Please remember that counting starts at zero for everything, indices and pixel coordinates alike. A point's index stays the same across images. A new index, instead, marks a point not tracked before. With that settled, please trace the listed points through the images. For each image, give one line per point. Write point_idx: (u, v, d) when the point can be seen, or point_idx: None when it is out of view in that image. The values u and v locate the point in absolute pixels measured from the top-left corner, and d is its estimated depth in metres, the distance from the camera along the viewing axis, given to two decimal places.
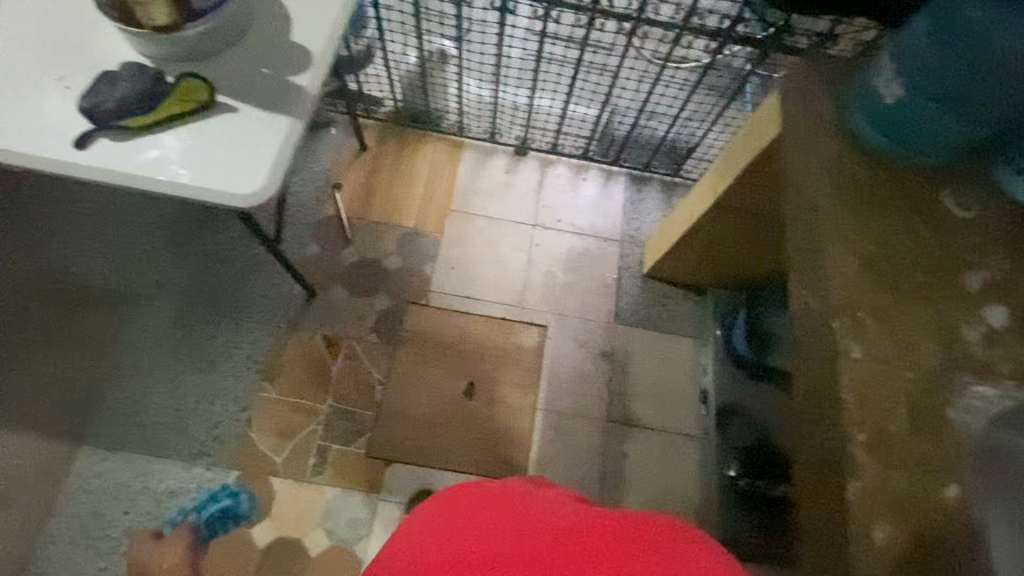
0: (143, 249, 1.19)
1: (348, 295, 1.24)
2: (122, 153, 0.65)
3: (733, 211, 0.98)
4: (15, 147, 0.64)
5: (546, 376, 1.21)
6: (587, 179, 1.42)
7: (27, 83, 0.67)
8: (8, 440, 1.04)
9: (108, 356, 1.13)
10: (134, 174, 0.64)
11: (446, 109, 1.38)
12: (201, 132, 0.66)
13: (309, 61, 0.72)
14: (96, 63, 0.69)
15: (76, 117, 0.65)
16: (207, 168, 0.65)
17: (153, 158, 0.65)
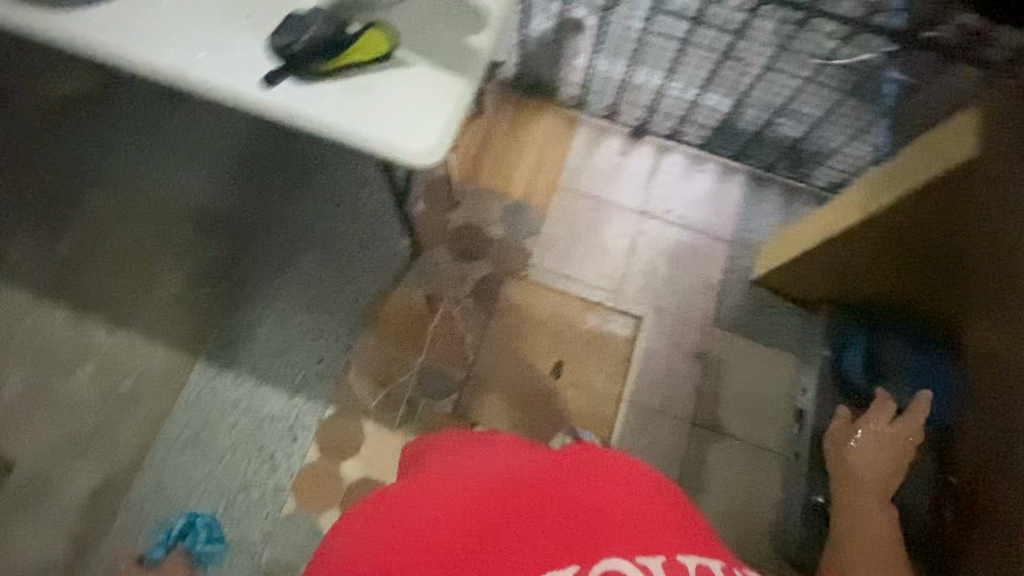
0: (273, 186, 1.30)
1: (451, 257, 1.26)
2: (305, 97, 0.66)
3: (880, 229, 0.96)
4: (210, 80, 0.66)
5: (636, 367, 1.19)
6: (703, 171, 1.36)
7: (220, 16, 0.69)
8: (146, 344, 1.16)
9: (230, 281, 1.21)
10: (317, 119, 0.66)
11: (570, 82, 1.34)
12: (381, 84, 0.67)
13: (486, 21, 0.71)
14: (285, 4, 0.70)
15: (265, 57, 0.67)
16: (384, 122, 0.66)
17: (333, 105, 0.66)
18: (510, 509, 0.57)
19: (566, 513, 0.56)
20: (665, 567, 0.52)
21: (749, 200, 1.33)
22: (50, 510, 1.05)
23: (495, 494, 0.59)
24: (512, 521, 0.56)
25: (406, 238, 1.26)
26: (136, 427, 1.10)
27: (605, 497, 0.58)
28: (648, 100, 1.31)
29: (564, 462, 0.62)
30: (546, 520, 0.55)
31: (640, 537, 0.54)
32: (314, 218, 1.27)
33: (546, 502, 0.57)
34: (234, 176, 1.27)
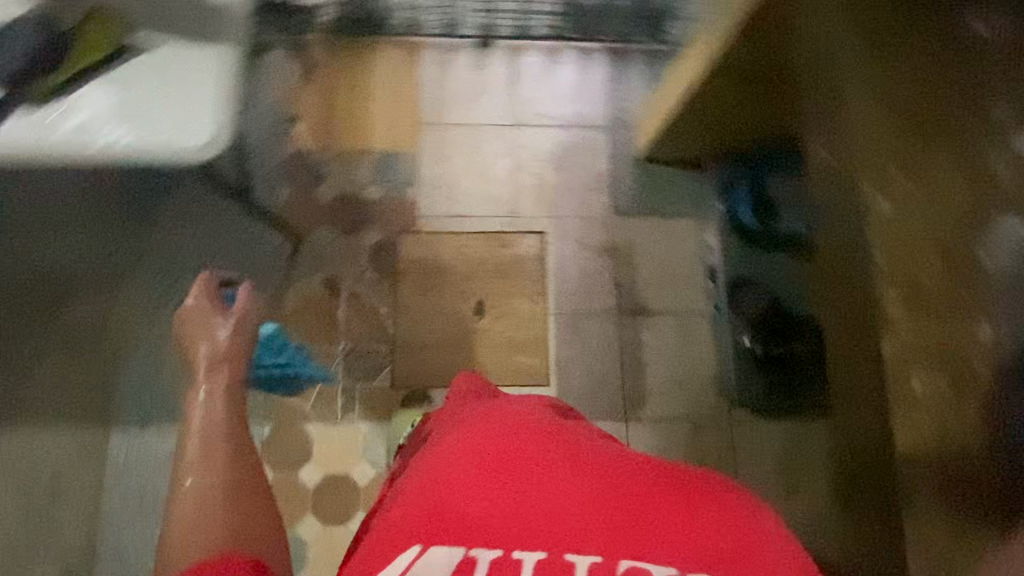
0: (113, 228, 1.17)
1: (335, 236, 1.20)
2: (47, 123, 0.75)
3: (727, 82, 0.95)
4: None
5: (553, 277, 1.19)
6: (562, 62, 1.29)
7: None
8: (38, 435, 1.06)
9: (115, 335, 1.13)
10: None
11: (438, 20, 1.25)
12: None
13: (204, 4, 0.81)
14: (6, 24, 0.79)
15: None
16: (142, 116, 0.76)
17: (84, 119, 0.75)
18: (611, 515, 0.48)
19: (708, 551, 0.47)
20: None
21: (613, 77, 1.29)
22: None
23: (610, 507, 0.49)
24: (606, 514, 0.48)
25: (281, 231, 1.18)
26: (77, 509, 1.06)
27: (766, 527, 0.50)
28: (440, 9, 1.24)
29: (668, 473, 0.53)
30: (666, 523, 0.48)
31: None
32: (174, 241, 1.17)
33: (663, 521, 0.48)
34: (89, 206, 1.16)
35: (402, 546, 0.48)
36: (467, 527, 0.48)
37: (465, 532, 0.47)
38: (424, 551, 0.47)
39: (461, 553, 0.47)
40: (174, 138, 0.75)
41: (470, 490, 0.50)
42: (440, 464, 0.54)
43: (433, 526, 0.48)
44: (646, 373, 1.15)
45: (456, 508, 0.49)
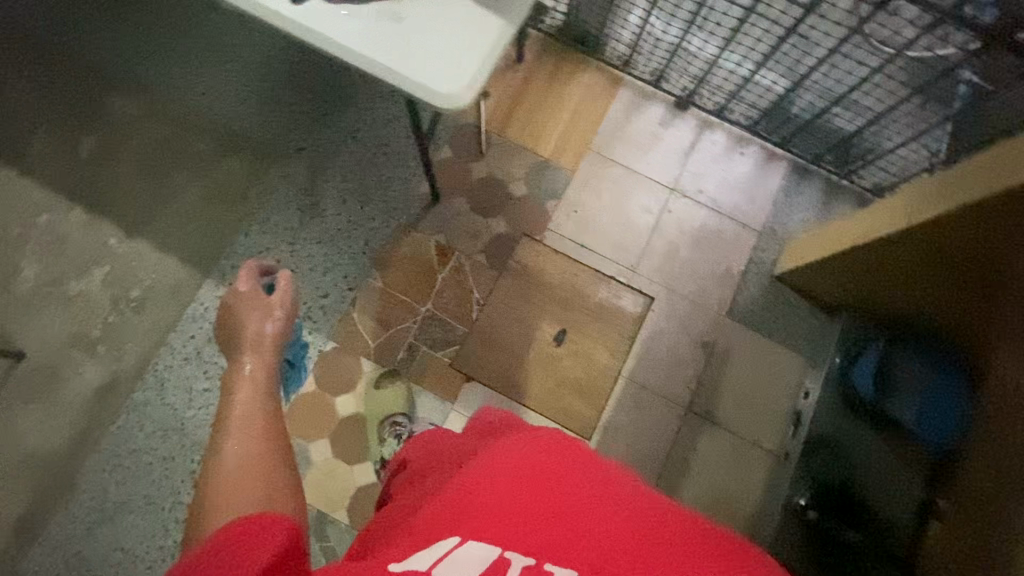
0: (291, 113, 1.24)
1: (468, 209, 1.22)
2: (342, 26, 0.83)
3: (907, 245, 0.91)
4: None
5: (643, 344, 1.17)
6: (743, 153, 1.29)
7: None
8: (153, 254, 1.16)
9: (246, 201, 1.20)
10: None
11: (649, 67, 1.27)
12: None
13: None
14: None
15: None
16: (415, 55, 0.83)
17: (369, 39, 0.82)
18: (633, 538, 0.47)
19: None
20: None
21: (786, 191, 1.27)
22: (56, 401, 1.09)
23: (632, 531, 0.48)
24: (632, 536, 0.48)
25: (425, 183, 1.23)
26: (142, 332, 1.12)
27: None
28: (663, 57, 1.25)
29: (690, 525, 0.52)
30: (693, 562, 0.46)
31: None
32: (335, 146, 1.24)
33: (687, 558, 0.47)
34: (284, 84, 1.25)
35: (438, 538, 0.47)
36: (489, 524, 0.47)
37: (489, 531, 0.47)
38: (462, 543, 0.45)
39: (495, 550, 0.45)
40: (437, 86, 0.82)
41: (496, 492, 0.51)
42: (473, 470, 0.55)
43: (462, 519, 0.48)
44: (687, 478, 1.11)
45: (488, 506, 0.49)
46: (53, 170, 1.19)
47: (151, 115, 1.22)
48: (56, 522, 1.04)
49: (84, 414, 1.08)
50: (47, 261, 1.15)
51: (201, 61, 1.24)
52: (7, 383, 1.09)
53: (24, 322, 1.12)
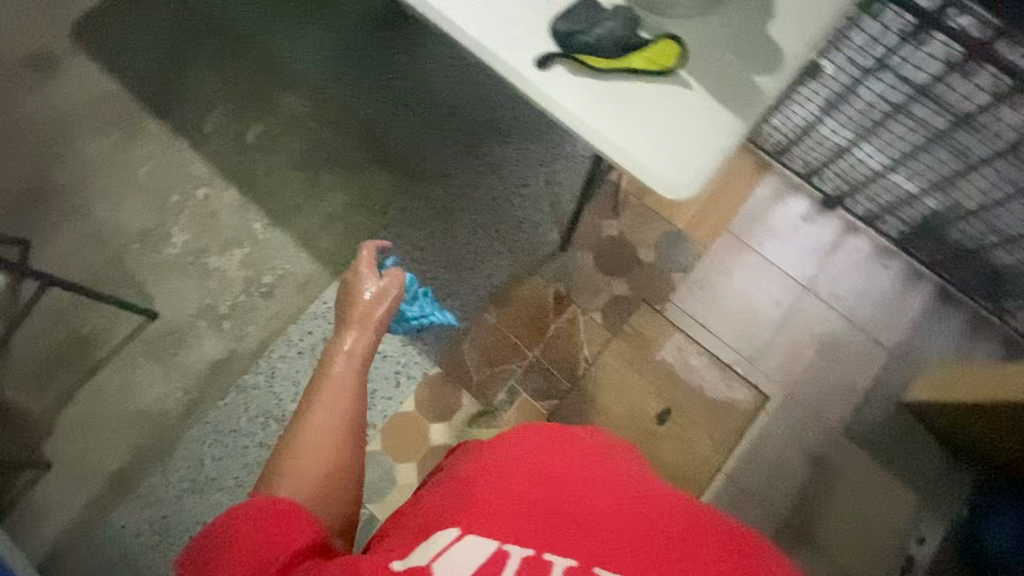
0: (442, 139, 1.27)
1: (594, 265, 1.21)
2: (554, 84, 0.63)
3: None
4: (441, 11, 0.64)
5: (748, 443, 1.12)
6: (886, 266, 1.23)
7: None
8: (291, 247, 1.21)
9: (384, 214, 1.24)
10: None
11: (804, 162, 1.23)
12: (708, 27, 0.65)
13: (759, 58, 0.64)
14: None
15: (527, 24, 0.64)
16: (638, 135, 0.62)
17: (585, 108, 0.62)
18: (647, 537, 0.45)
19: None
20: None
21: (926, 313, 1.20)
22: (174, 366, 1.13)
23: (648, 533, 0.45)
24: (651, 541, 0.45)
25: (556, 232, 1.23)
26: (265, 319, 1.16)
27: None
28: (823, 154, 1.19)
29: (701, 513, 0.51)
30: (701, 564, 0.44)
31: None
32: (478, 175, 1.26)
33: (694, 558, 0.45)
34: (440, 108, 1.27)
35: (437, 529, 0.44)
36: (492, 516, 0.44)
37: (490, 519, 0.44)
38: (461, 537, 0.42)
39: (495, 545, 0.42)
40: (653, 179, 0.61)
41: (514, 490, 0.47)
42: (487, 466, 0.51)
43: (477, 516, 0.44)
44: None
45: (494, 499, 0.46)
46: (218, 149, 1.27)
47: (314, 114, 1.28)
48: (151, 482, 1.08)
49: (197, 385, 1.13)
50: (197, 232, 1.22)
51: (367, 71, 1.29)
52: (135, 339, 1.15)
53: (161, 285, 1.18)
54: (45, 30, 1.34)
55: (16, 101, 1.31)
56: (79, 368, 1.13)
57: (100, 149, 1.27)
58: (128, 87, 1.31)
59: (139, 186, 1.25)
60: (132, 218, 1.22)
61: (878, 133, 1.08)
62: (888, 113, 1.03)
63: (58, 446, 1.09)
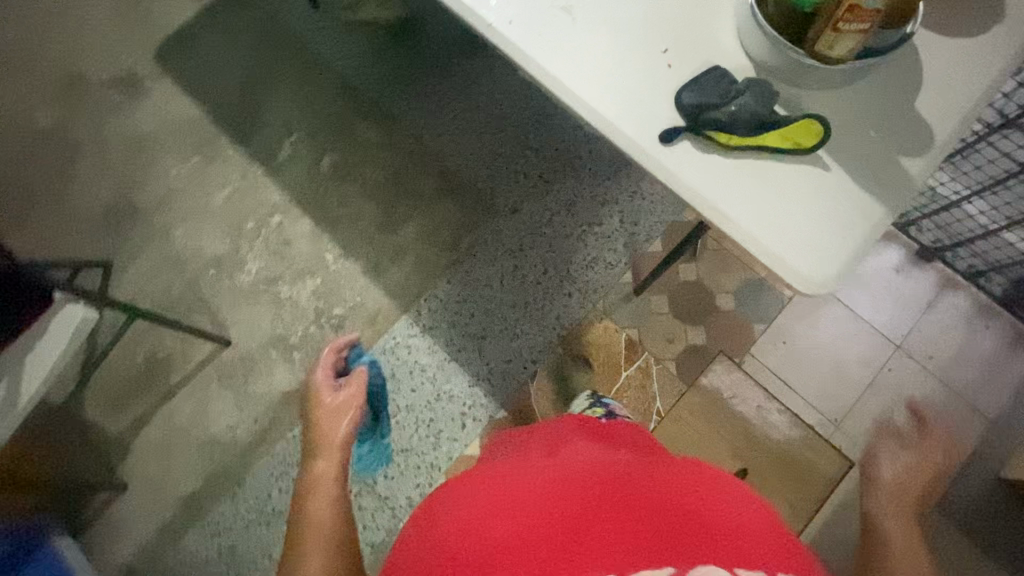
0: (515, 173, 1.26)
1: (668, 312, 1.17)
2: (681, 161, 0.59)
3: None
4: (563, 82, 0.62)
5: (829, 510, 1.06)
6: (988, 327, 1.14)
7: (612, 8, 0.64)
8: (361, 278, 1.21)
9: (454, 248, 1.22)
10: (596, 66, 0.63)
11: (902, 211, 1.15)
12: (852, 107, 0.60)
13: (906, 138, 0.59)
14: (704, 42, 0.63)
15: (651, 96, 0.62)
16: (772, 221, 0.58)
17: (714, 189, 0.58)
18: (535, 516, 0.43)
19: (638, 529, 0.42)
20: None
21: None
22: (245, 394, 1.15)
23: (542, 515, 0.43)
24: (544, 524, 0.43)
25: (630, 274, 1.19)
26: None
27: (704, 503, 0.46)
28: (925, 206, 1.11)
29: (621, 466, 0.50)
30: (599, 521, 0.43)
31: (743, 548, 0.42)
32: (548, 215, 1.23)
33: (586, 512, 0.43)
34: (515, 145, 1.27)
35: None
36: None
37: None
38: None
39: None
40: (786, 269, 0.57)
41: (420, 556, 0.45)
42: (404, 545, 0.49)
43: None
44: None
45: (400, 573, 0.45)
46: (292, 176, 1.28)
47: (387, 145, 1.29)
48: (221, 510, 1.10)
49: (266, 414, 1.14)
50: (270, 259, 1.23)
51: (442, 106, 1.30)
52: (208, 364, 1.16)
53: (235, 312, 1.20)
54: (132, 53, 1.38)
55: (101, 121, 1.34)
56: (155, 392, 1.15)
57: (180, 173, 1.29)
58: (207, 111, 1.33)
59: (215, 212, 1.26)
60: (208, 243, 1.24)
61: (995, 188, 1.01)
62: (1010, 173, 0.96)
63: (134, 467, 1.12)
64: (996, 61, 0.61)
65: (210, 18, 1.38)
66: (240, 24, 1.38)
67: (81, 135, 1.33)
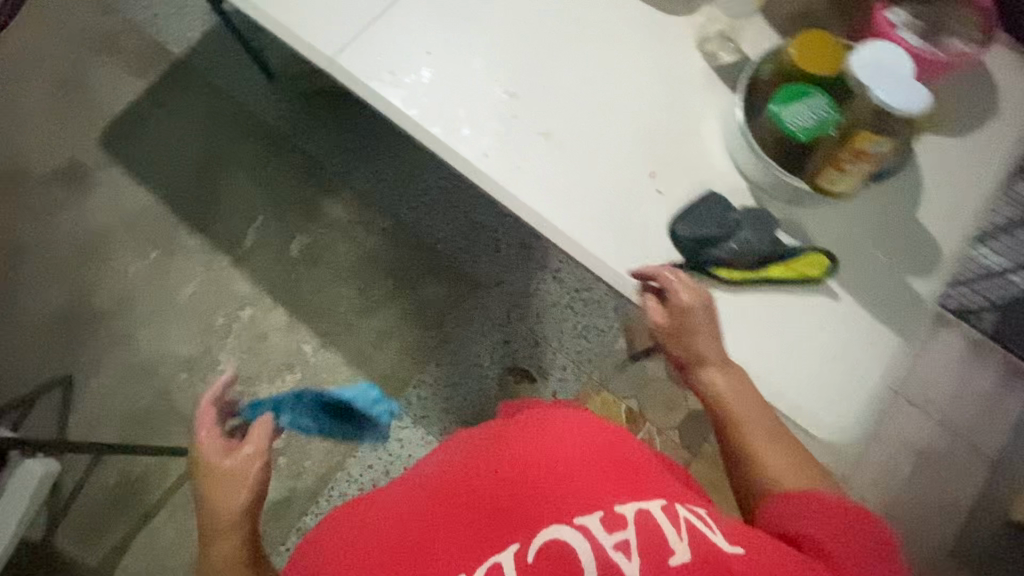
0: (495, 243, 1.21)
1: (665, 377, 1.14)
2: None
3: None
4: (550, 219, 0.58)
5: None
6: (984, 364, 1.13)
7: (592, 131, 0.61)
8: (344, 369, 1.15)
9: (438, 327, 1.17)
10: (583, 196, 0.59)
11: None
12: (854, 229, 0.58)
13: (910, 257, 0.57)
14: (694, 161, 0.60)
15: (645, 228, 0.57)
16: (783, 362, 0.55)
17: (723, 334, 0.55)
18: (390, 528, 0.44)
19: (475, 511, 0.41)
20: (604, 523, 0.38)
21: None
22: None
23: (395, 528, 0.43)
24: (395, 536, 0.42)
25: (623, 340, 1.16)
26: (322, 452, 1.10)
27: (547, 457, 0.44)
28: None
29: (490, 444, 0.48)
30: (449, 522, 0.42)
31: (580, 492, 0.41)
32: (533, 284, 1.19)
33: (438, 515, 0.42)
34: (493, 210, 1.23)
35: None
36: None
37: None
38: None
39: None
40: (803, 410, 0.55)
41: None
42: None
43: None
44: None
45: None
46: (261, 264, 1.21)
47: (359, 222, 1.23)
48: None
49: None
50: (245, 357, 1.16)
51: (412, 175, 1.24)
52: (189, 479, 1.09)
53: None
54: (76, 142, 1.29)
55: (47, 220, 1.25)
56: (133, 515, 1.08)
57: (138, 271, 1.21)
58: (162, 200, 1.25)
59: (180, 309, 1.19)
60: (176, 345, 1.17)
61: None
62: None
63: None
64: (989, 166, 0.60)
65: (159, 100, 1.32)
66: (191, 103, 1.31)
67: (26, 236, 1.24)
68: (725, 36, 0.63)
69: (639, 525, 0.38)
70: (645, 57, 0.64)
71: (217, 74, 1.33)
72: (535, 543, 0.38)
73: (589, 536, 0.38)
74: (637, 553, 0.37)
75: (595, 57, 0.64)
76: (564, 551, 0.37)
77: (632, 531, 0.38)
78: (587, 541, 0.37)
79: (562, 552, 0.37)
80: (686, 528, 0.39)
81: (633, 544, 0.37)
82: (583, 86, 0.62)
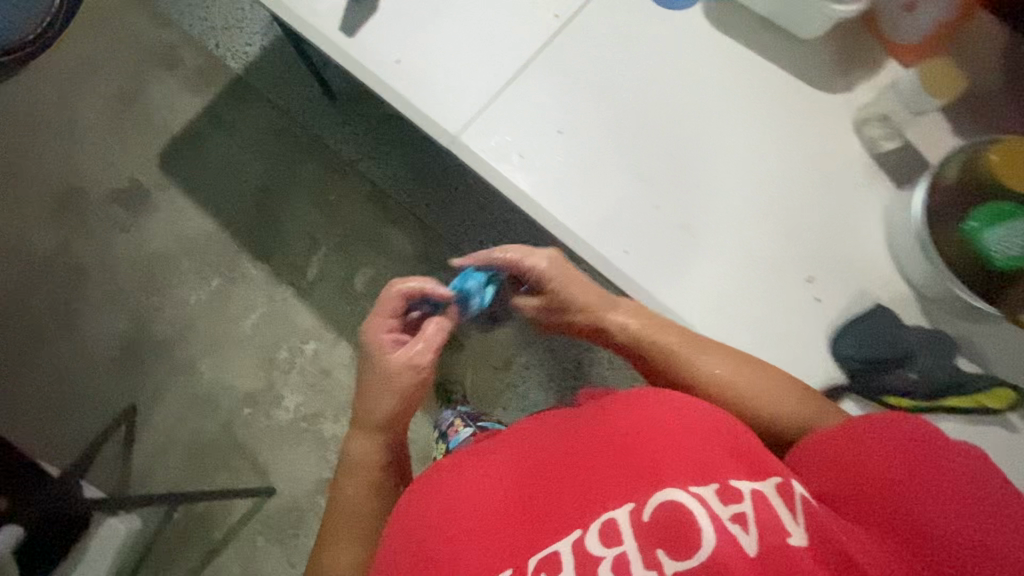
0: None
1: None
2: None
3: None
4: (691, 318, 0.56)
5: None
6: None
7: (737, 222, 0.58)
8: None
9: (508, 370, 1.12)
10: (727, 291, 0.56)
11: None
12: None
13: None
14: (854, 264, 0.56)
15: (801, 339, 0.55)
16: None
17: None
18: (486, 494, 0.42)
19: (580, 480, 0.39)
20: (720, 495, 0.35)
21: None
22: (296, 549, 1.06)
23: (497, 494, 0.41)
24: (497, 503, 0.40)
25: None
26: None
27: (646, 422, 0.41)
28: None
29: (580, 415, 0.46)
30: (549, 488, 0.40)
31: (695, 462, 0.38)
32: None
33: (541, 481, 0.41)
34: None
35: None
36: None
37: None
38: None
39: None
40: None
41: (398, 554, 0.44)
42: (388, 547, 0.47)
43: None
44: None
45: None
46: (324, 297, 1.17)
47: (425, 255, 1.18)
48: None
49: None
50: (309, 394, 1.13)
51: (483, 207, 1.18)
52: (254, 518, 1.08)
53: (276, 455, 1.11)
54: (134, 162, 1.26)
55: (107, 242, 1.22)
56: (199, 553, 1.07)
57: (200, 299, 1.19)
58: (223, 226, 1.22)
59: (243, 341, 1.16)
60: (239, 379, 1.15)
61: None
62: None
63: None
64: None
65: (217, 119, 1.28)
66: (250, 123, 1.27)
67: (87, 259, 1.22)
68: (895, 121, 0.59)
69: (756, 500, 0.35)
70: (793, 135, 0.59)
71: (276, 92, 1.28)
72: (647, 506, 0.36)
73: (707, 503, 0.35)
74: (758, 525, 0.34)
75: (737, 134, 0.60)
76: (681, 517, 0.35)
77: (749, 505, 0.35)
78: (706, 509, 0.35)
79: (673, 517, 0.35)
80: (802, 508, 0.35)
81: (750, 518, 0.34)
82: (726, 169, 0.59)
